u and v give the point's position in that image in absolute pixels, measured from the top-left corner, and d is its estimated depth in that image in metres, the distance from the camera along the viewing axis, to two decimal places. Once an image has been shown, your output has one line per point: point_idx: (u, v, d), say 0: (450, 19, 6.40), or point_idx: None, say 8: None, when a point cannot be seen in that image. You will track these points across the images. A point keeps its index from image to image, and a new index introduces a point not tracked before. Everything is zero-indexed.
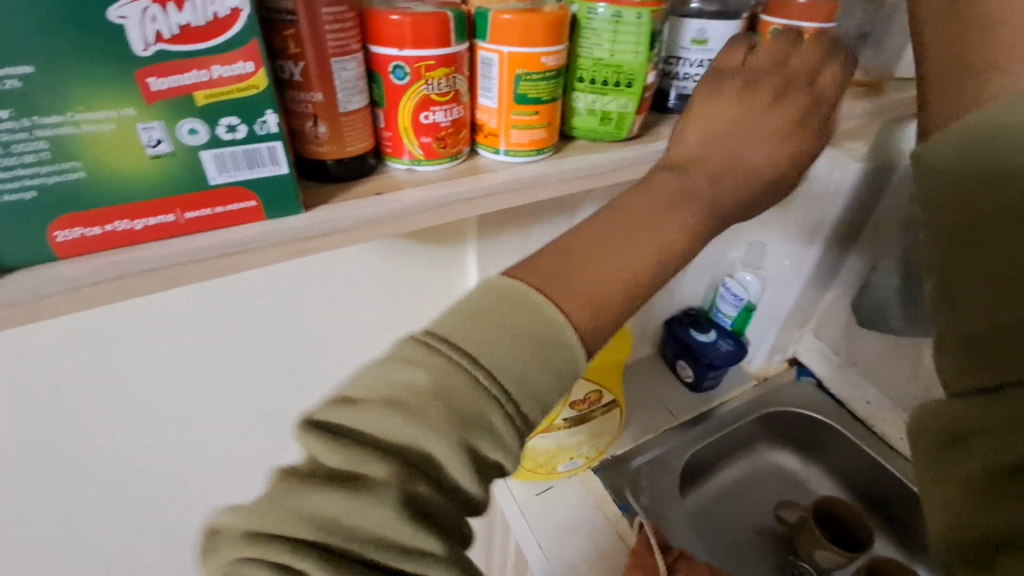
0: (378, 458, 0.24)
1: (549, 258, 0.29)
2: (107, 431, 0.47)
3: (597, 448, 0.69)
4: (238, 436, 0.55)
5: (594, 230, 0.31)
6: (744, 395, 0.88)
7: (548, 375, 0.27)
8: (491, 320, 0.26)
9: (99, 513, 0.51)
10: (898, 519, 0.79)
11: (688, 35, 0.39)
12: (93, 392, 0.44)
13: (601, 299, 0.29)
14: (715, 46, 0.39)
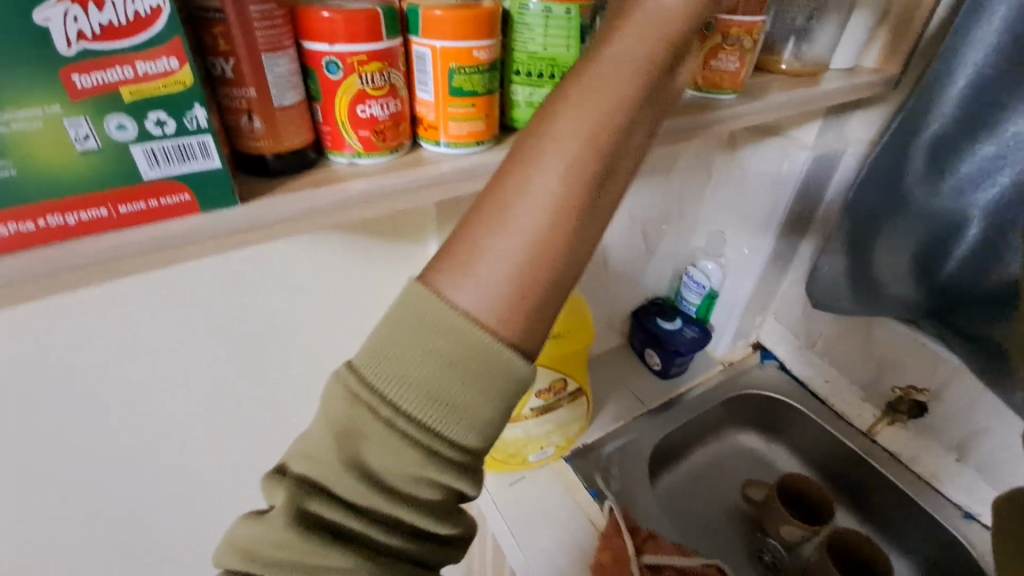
0: (301, 492, 0.27)
1: (451, 261, 0.28)
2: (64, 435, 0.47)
3: (566, 437, 0.71)
4: (202, 436, 0.55)
5: (495, 215, 0.28)
6: (710, 380, 0.90)
7: (461, 387, 0.27)
8: (393, 346, 0.27)
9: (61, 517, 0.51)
10: (859, 492, 0.82)
11: None
12: (47, 393, 0.44)
13: (492, 288, 0.27)
14: None
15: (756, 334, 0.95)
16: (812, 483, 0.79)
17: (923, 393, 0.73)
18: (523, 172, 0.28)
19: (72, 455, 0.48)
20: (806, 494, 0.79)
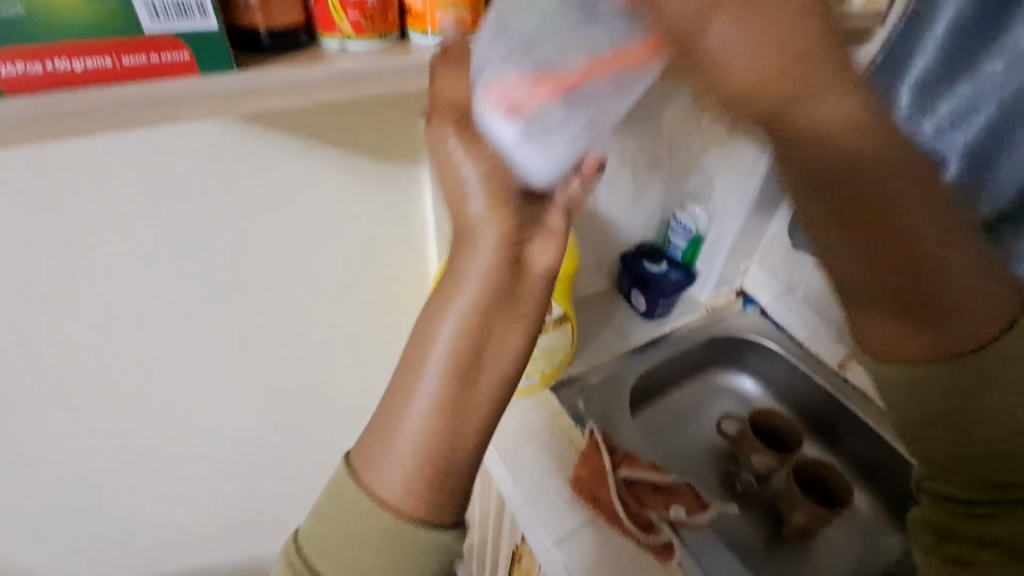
0: None
1: (373, 446, 0.34)
2: (80, 289, 0.55)
3: (552, 365, 0.74)
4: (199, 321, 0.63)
5: (405, 410, 0.34)
6: (695, 321, 0.93)
7: (385, 559, 0.33)
8: (325, 526, 0.33)
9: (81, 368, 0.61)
10: (832, 430, 0.85)
11: None
12: (65, 250, 0.52)
13: (411, 485, 0.33)
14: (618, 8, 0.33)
15: (742, 281, 0.96)
16: (783, 418, 0.82)
17: None
18: (423, 392, 0.34)
19: (84, 310, 0.57)
20: (778, 428, 0.82)
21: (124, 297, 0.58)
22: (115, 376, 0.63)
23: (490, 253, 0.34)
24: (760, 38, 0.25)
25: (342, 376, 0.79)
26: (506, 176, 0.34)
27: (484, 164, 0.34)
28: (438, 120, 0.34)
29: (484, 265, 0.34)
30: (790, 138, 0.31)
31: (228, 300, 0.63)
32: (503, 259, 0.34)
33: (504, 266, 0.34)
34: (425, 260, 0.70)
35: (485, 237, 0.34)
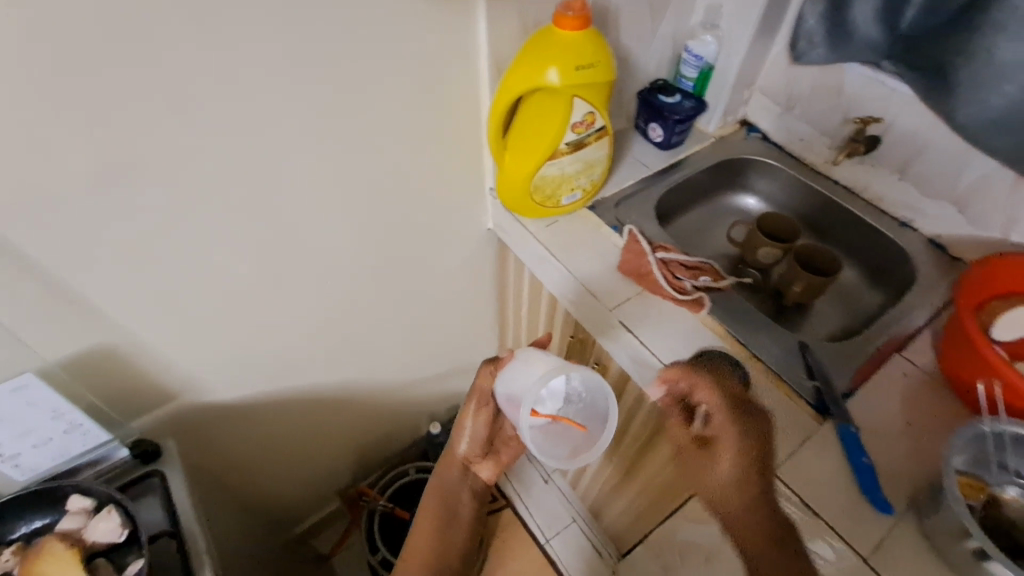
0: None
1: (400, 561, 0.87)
2: (205, 138, 0.59)
3: (591, 181, 0.87)
4: (305, 167, 0.69)
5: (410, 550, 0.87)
6: (704, 149, 1.04)
7: None
8: None
9: (208, 225, 0.65)
10: (823, 225, 1.00)
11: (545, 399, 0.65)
12: (195, 93, 0.55)
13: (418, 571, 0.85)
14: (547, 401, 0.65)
15: (744, 111, 1.06)
16: (783, 217, 0.96)
17: (879, 123, 0.89)
18: (427, 503, 0.89)
19: (210, 161, 0.61)
20: (779, 225, 0.96)
21: (244, 145, 0.62)
22: (235, 233, 0.68)
23: (458, 454, 0.86)
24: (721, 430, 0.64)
25: (413, 221, 0.88)
26: (471, 432, 0.83)
27: (472, 418, 0.82)
28: (468, 419, 0.82)
29: (460, 455, 0.87)
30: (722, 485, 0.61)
31: (325, 142, 0.68)
32: (463, 481, 0.89)
33: (455, 481, 0.88)
34: (479, 91, 0.79)
35: (459, 433, 0.84)
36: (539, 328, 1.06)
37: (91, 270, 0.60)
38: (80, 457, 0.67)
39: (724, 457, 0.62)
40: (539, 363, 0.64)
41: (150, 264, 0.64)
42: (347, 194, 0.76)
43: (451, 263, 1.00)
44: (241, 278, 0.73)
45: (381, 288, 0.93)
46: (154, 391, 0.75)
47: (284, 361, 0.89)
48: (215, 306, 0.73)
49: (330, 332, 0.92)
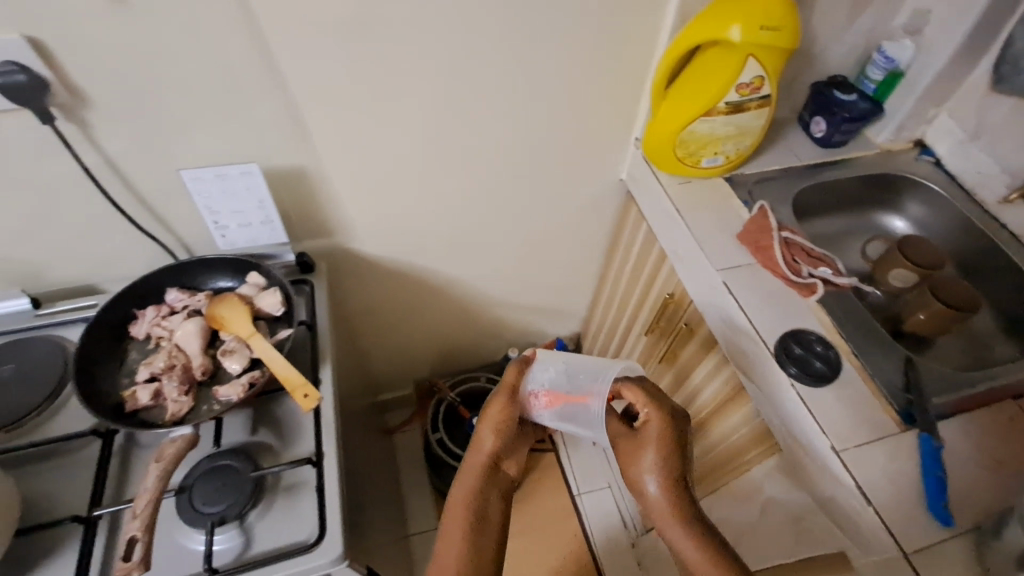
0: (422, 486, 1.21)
1: None
2: (430, 17, 0.70)
3: (737, 151, 0.89)
4: (492, 67, 0.79)
5: None
6: (866, 157, 1.00)
7: None
8: None
9: (404, 94, 0.78)
10: (975, 266, 0.93)
11: (575, 387, 0.68)
12: None
13: None
14: (576, 385, 0.68)
15: (923, 131, 1.01)
16: (930, 244, 0.91)
17: None
18: (454, 500, 0.64)
19: (426, 36, 0.72)
20: (924, 249, 0.90)
21: (454, 30, 0.73)
22: (420, 108, 0.80)
23: (485, 453, 0.65)
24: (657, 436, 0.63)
25: (560, 148, 0.95)
26: (502, 428, 0.66)
27: (501, 409, 0.67)
28: (495, 408, 0.67)
29: (487, 451, 0.66)
30: (672, 490, 0.61)
31: (515, 48, 0.78)
32: (491, 485, 0.65)
33: (487, 488, 0.64)
34: (660, 38, 0.84)
35: (483, 431, 0.66)
36: (639, 285, 1.11)
37: (315, 103, 0.74)
38: (263, 250, 0.83)
39: (651, 480, 0.62)
40: (557, 361, 0.70)
41: (354, 114, 0.77)
42: (517, 103, 0.85)
43: (577, 201, 1.08)
44: (411, 151, 0.86)
45: (513, 203, 1.02)
46: (319, 226, 0.90)
47: (418, 241, 1.02)
48: (386, 169, 0.87)
49: (461, 229, 1.03)
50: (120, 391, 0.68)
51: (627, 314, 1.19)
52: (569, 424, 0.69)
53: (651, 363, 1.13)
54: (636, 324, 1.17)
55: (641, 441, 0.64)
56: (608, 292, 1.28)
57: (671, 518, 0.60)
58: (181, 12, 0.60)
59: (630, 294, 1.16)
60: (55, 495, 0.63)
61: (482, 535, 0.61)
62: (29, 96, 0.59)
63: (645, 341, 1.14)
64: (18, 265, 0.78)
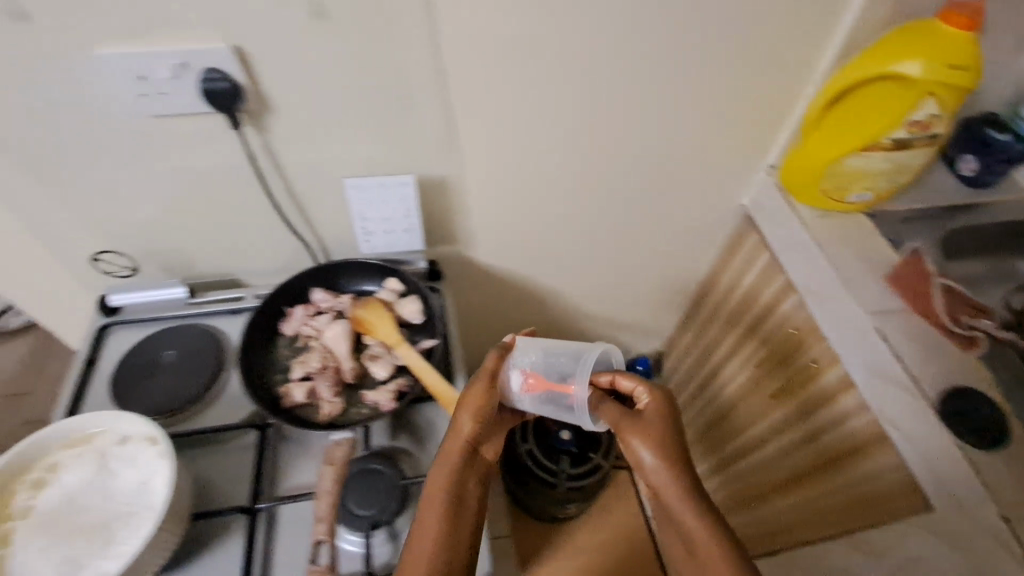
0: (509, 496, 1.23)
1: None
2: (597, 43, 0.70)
3: (888, 188, 0.85)
4: (645, 93, 0.78)
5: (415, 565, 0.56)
6: (1016, 199, 0.94)
7: None
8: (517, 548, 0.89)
9: (555, 116, 0.78)
10: None
11: (557, 373, 0.66)
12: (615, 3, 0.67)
13: None
14: (558, 372, 0.66)
15: None
16: None
17: None
18: (430, 482, 0.60)
19: (589, 62, 0.72)
20: None
21: (616, 57, 0.73)
22: (567, 129, 0.80)
23: (460, 441, 0.61)
24: (654, 418, 0.59)
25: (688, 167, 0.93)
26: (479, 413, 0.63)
27: (477, 394, 0.63)
28: (476, 391, 0.64)
29: (464, 436, 0.61)
30: (674, 472, 0.56)
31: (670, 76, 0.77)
32: (467, 472, 0.61)
33: (461, 475, 0.61)
34: (817, 63, 0.81)
35: (459, 419, 0.62)
36: (752, 309, 1.06)
37: (472, 118, 0.73)
38: (399, 255, 0.84)
39: (651, 461, 0.57)
40: (534, 350, 0.68)
41: (505, 133, 0.78)
42: (659, 128, 0.84)
43: (693, 225, 1.06)
44: (548, 171, 0.86)
45: (631, 224, 1.01)
46: (446, 235, 0.90)
47: (532, 254, 1.01)
48: (520, 181, 0.86)
49: (575, 245, 1.02)
50: (276, 386, 0.71)
51: (731, 337, 1.15)
52: (554, 415, 0.66)
53: (757, 393, 1.08)
54: (741, 348, 1.12)
55: (638, 422, 0.59)
56: (706, 310, 1.24)
57: (673, 501, 0.55)
58: (374, 27, 0.59)
59: (738, 318, 1.11)
60: (216, 482, 0.67)
61: (459, 518, 0.59)
62: (225, 104, 0.60)
63: (750, 367, 1.09)
64: (172, 255, 0.81)
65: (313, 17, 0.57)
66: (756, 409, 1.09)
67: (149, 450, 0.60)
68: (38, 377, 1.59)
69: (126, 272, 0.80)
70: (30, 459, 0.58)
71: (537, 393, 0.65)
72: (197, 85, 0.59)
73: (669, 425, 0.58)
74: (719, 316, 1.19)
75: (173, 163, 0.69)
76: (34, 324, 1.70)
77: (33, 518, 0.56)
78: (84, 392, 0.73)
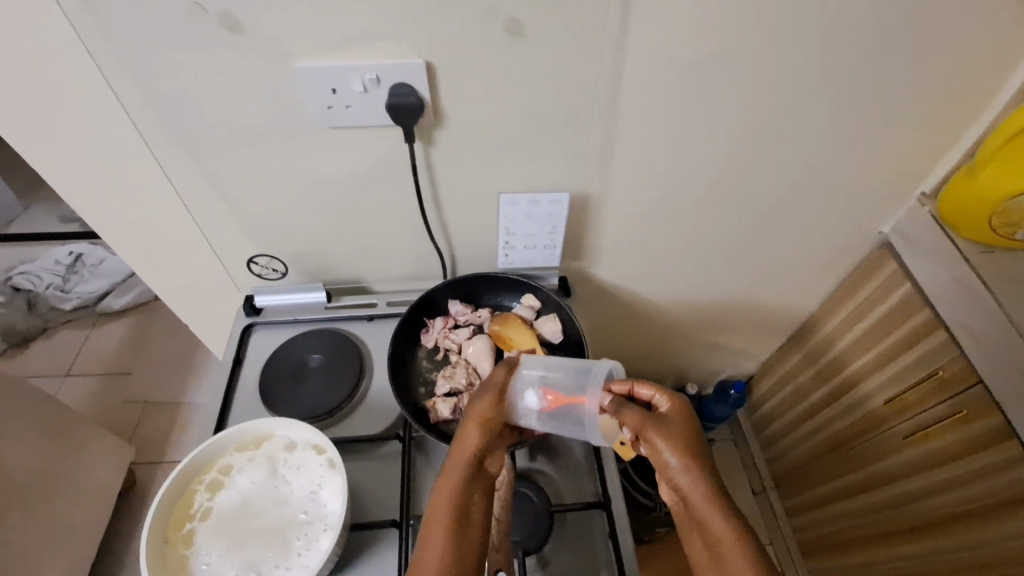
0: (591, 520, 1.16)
1: None
2: (775, 71, 0.67)
3: None
4: (813, 125, 0.73)
5: None
6: None
7: None
8: None
9: (715, 145, 0.74)
10: None
11: (563, 387, 0.62)
12: (804, 30, 0.63)
13: None
14: (564, 385, 0.62)
15: None
16: None
17: None
18: (432, 496, 0.49)
19: (762, 90, 0.68)
20: None
21: (792, 87, 0.69)
22: (722, 159, 0.76)
23: (468, 446, 0.52)
24: (673, 413, 0.54)
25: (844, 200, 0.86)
26: (488, 420, 0.55)
27: (488, 400, 0.57)
28: (478, 400, 0.57)
29: (472, 446, 0.53)
30: (698, 469, 0.49)
31: (845, 106, 0.72)
32: (474, 483, 0.51)
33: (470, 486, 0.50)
34: None
35: (466, 427, 0.54)
36: (884, 341, 0.94)
37: (633, 137, 0.71)
38: (535, 271, 0.84)
39: (670, 452, 0.50)
40: (536, 363, 0.64)
41: (660, 160, 0.75)
42: (818, 159, 0.79)
43: (828, 265, 0.99)
44: (693, 200, 0.82)
45: (762, 257, 0.95)
46: (576, 253, 0.88)
47: (654, 279, 0.97)
48: (662, 206, 0.82)
49: (700, 275, 0.97)
50: (423, 399, 0.72)
51: (848, 371, 1.03)
52: (563, 432, 0.62)
53: (870, 436, 0.99)
54: (863, 384, 1.00)
55: (656, 415, 0.54)
56: (812, 345, 1.12)
57: (702, 499, 0.48)
58: (564, 44, 0.59)
59: (860, 353, 1.00)
60: (365, 490, 0.68)
61: (467, 539, 0.47)
62: (410, 117, 0.61)
63: (876, 404, 0.97)
64: (315, 263, 0.82)
65: (510, 32, 0.57)
66: (862, 453, 1.00)
67: (317, 459, 0.61)
68: (139, 357, 1.67)
69: (278, 273, 0.82)
70: (206, 462, 0.61)
71: (543, 409, 0.61)
72: (384, 99, 0.60)
73: (692, 427, 0.53)
74: (830, 349, 1.07)
75: (338, 175, 0.69)
76: (135, 306, 1.78)
77: (213, 520, 0.58)
78: (232, 395, 0.75)
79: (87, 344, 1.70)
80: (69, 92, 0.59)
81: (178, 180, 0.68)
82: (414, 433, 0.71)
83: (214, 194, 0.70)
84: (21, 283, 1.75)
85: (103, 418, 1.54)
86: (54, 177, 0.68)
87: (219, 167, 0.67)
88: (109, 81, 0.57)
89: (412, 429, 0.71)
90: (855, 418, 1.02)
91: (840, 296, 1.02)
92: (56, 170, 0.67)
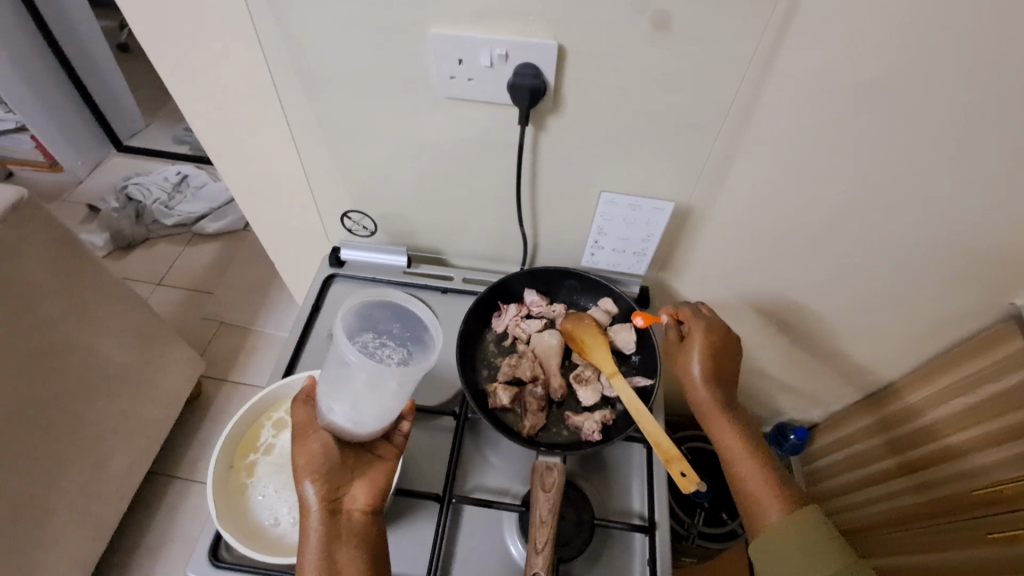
0: None
1: None
2: (935, 117, 0.59)
3: None
4: (961, 184, 0.65)
5: None
6: None
7: None
8: None
9: (843, 182, 0.68)
10: None
11: (346, 379, 0.54)
12: (982, 79, 0.56)
13: None
14: (346, 371, 0.53)
15: None
16: None
17: None
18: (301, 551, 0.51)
19: (916, 134, 0.61)
20: None
21: (950, 137, 0.61)
22: (847, 200, 0.70)
23: (312, 506, 0.52)
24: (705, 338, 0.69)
25: (986, 269, 0.75)
26: (319, 468, 0.54)
27: (305, 458, 0.54)
28: (299, 451, 0.55)
29: (313, 502, 0.52)
30: (722, 387, 0.68)
31: (1004, 172, 0.63)
32: (334, 528, 0.52)
33: (334, 538, 0.51)
34: None
35: (298, 485, 0.53)
36: (998, 420, 0.79)
37: (755, 155, 0.66)
38: (617, 275, 0.82)
39: (696, 374, 0.68)
40: (329, 383, 0.55)
41: (776, 188, 0.70)
42: (957, 221, 0.70)
43: (941, 341, 0.88)
44: (802, 233, 0.75)
45: (865, 314, 0.86)
46: (661, 266, 0.84)
47: (739, 309, 0.91)
48: (767, 235, 0.76)
49: (788, 316, 0.90)
50: (485, 383, 0.72)
51: (950, 440, 0.85)
52: (387, 407, 0.55)
53: (942, 519, 0.85)
54: (957, 461, 0.84)
55: (695, 343, 0.69)
56: (887, 414, 0.98)
57: (719, 411, 0.66)
58: (706, 46, 0.56)
59: (970, 423, 0.83)
60: (412, 458, 0.68)
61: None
62: (531, 100, 0.60)
63: (975, 485, 0.80)
64: (402, 229, 0.83)
65: (656, 27, 0.54)
66: (923, 539, 0.86)
67: None
68: (221, 280, 1.79)
69: (366, 232, 0.84)
70: (272, 401, 0.68)
71: (360, 409, 0.54)
72: (508, 77, 0.59)
73: (720, 352, 0.69)
74: (928, 414, 0.90)
75: (445, 146, 0.69)
76: (224, 233, 1.90)
77: (274, 456, 0.65)
78: (306, 339, 0.77)
79: (179, 260, 1.84)
80: (219, 29, 0.62)
81: (297, 129, 0.71)
82: (469, 413, 0.71)
83: (325, 147, 0.72)
84: (134, 193, 1.91)
85: (183, 330, 1.67)
86: (188, 104, 0.72)
87: (335, 121, 0.68)
88: (256, 24, 0.60)
89: (468, 409, 0.71)
90: (930, 496, 0.87)
91: (941, 366, 0.89)
92: (191, 97, 0.71)
